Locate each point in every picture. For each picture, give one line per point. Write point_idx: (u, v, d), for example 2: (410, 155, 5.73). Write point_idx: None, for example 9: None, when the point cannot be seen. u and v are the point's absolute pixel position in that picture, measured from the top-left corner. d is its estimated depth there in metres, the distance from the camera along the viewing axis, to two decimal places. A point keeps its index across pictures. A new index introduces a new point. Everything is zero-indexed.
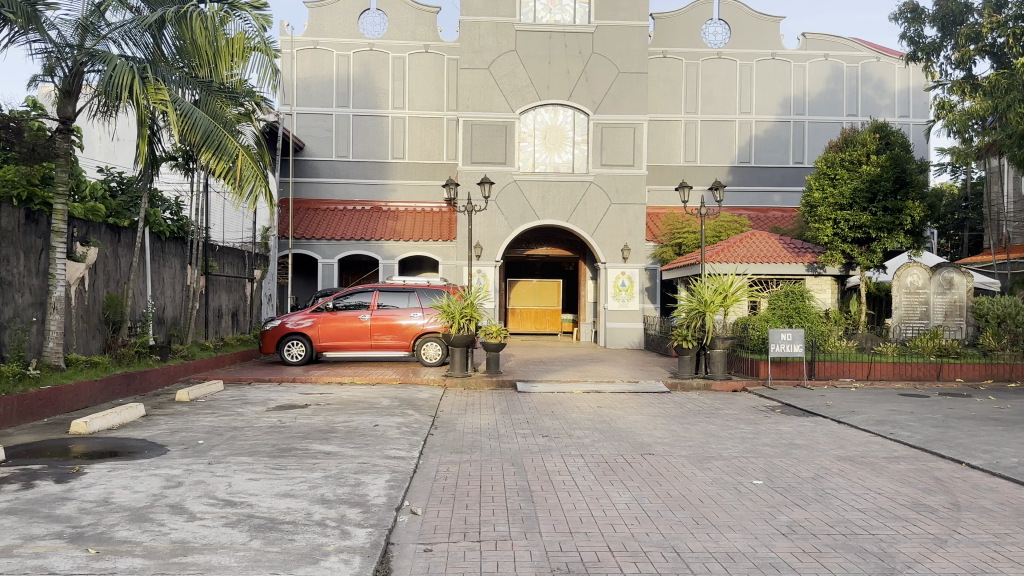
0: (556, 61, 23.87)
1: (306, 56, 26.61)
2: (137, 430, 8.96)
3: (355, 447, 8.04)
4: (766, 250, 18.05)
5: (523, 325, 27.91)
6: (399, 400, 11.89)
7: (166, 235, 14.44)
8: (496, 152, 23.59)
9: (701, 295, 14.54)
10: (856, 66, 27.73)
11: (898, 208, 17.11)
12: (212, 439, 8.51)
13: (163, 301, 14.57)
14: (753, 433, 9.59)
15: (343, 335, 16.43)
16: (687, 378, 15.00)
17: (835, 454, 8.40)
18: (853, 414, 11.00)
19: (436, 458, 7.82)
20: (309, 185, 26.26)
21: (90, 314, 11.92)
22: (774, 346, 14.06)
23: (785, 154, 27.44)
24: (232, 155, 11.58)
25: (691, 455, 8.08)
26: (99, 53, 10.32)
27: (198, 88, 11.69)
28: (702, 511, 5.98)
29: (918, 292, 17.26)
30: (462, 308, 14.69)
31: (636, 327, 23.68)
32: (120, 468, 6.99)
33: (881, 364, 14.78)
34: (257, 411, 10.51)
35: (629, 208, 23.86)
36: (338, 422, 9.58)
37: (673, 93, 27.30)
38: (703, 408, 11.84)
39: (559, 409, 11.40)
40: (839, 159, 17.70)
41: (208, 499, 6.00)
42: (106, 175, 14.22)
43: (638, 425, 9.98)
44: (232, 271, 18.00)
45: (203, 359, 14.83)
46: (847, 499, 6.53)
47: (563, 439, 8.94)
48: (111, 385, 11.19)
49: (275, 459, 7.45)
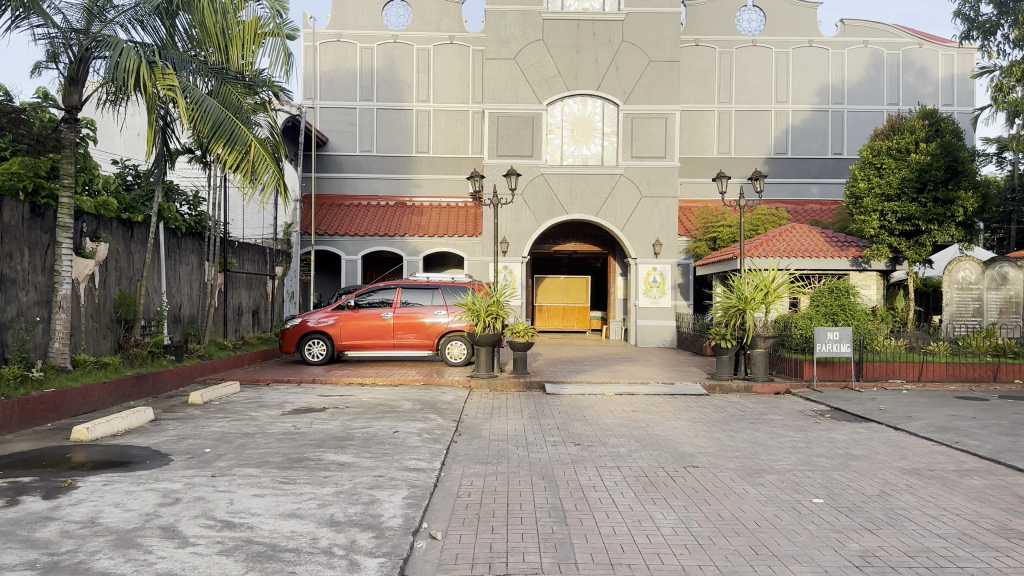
0: (584, 50, 23.13)
1: (329, 49, 26.09)
2: (142, 437, 8.41)
3: (372, 457, 7.41)
4: (809, 244, 17.21)
5: (551, 322, 27.19)
6: (421, 403, 11.26)
7: (183, 231, 13.99)
8: (523, 144, 22.92)
9: (741, 292, 13.78)
10: (897, 53, 26.59)
11: (949, 199, 15.96)
12: (220, 447, 7.92)
13: (180, 300, 14.10)
14: (805, 442, 8.81)
15: (365, 334, 15.86)
16: (726, 379, 14.23)
17: (899, 467, 7.60)
18: (910, 419, 10.16)
19: (459, 471, 7.17)
20: (332, 180, 25.72)
21: (101, 312, 11.47)
22: (820, 345, 13.31)
23: (823, 144, 26.45)
24: (245, 144, 11.07)
25: (740, 469, 7.34)
26: (105, 38, 9.76)
27: (210, 75, 11.23)
28: (761, 538, 5.26)
29: (971, 288, 16.18)
30: (487, 306, 14.08)
31: (669, 326, 22.83)
32: (115, 482, 6.41)
33: (933, 365, 13.87)
34: (271, 415, 9.92)
35: (660, 202, 23.05)
36: (355, 428, 8.96)
37: (706, 83, 26.41)
38: (747, 412, 11.05)
39: (591, 413, 10.71)
40: (886, 147, 16.83)
41: (205, 520, 5.40)
42: (121, 168, 13.76)
43: (677, 433, 9.25)
44: (252, 268, 17.50)
45: (222, 359, 14.33)
46: (923, 521, 5.76)
47: (598, 448, 8.23)
48: (121, 387, 10.72)
49: (284, 471, 6.83)
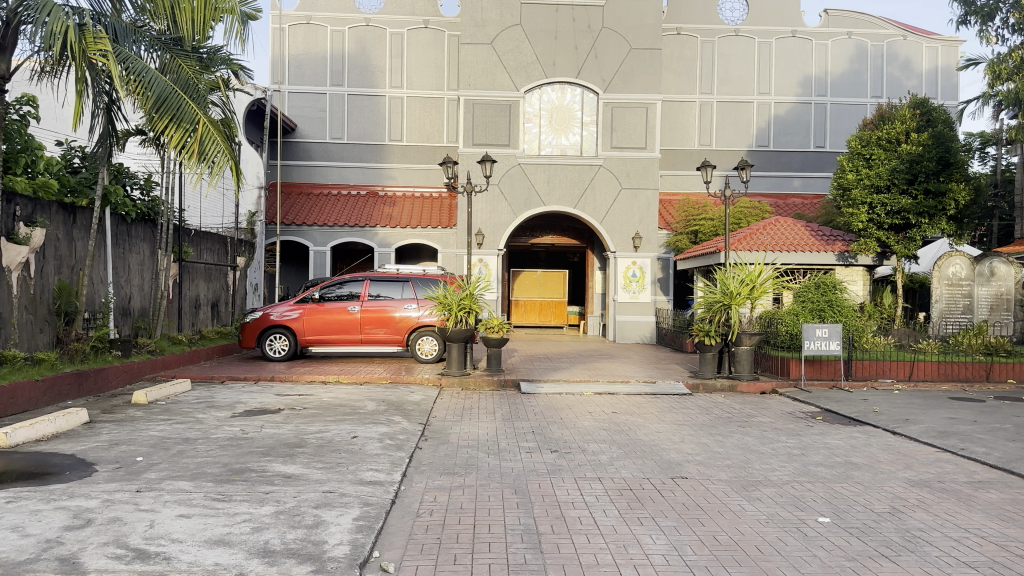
0: (563, 36, 22.36)
1: (299, 31, 25.10)
2: (69, 443, 7.51)
3: (323, 469, 6.60)
4: (793, 238, 16.57)
5: (527, 317, 26.44)
6: (386, 403, 10.47)
7: (133, 217, 13.06)
8: (500, 133, 22.15)
9: (727, 287, 13.08)
10: (881, 45, 26.11)
11: (941, 191, 15.56)
12: (153, 455, 7.05)
13: (129, 291, 13.18)
14: (800, 448, 8.13)
15: (331, 329, 15.01)
16: (708, 377, 13.56)
17: (905, 478, 6.94)
18: (908, 423, 9.52)
19: (422, 484, 6.39)
20: (300, 168, 24.72)
21: (37, 304, 10.49)
22: (809, 342, 12.69)
23: (806, 137, 25.92)
24: (192, 122, 10.15)
25: (732, 481, 6.61)
26: (33, 2, 8.68)
27: (158, 48, 10.57)
28: (767, 569, 4.54)
29: (960, 284, 15.58)
30: (460, 299, 13.33)
31: (647, 321, 22.22)
32: (22, 499, 5.54)
33: (924, 364, 13.31)
34: (219, 418, 9.05)
35: (640, 193, 22.36)
36: (309, 433, 8.14)
37: (688, 74, 25.76)
38: (734, 414, 10.35)
39: (568, 415, 9.97)
40: (875, 137, 16.33)
41: (115, 549, 4.57)
42: (66, 149, 12.55)
43: (662, 437, 8.54)
44: (211, 258, 16.57)
45: (174, 355, 13.41)
46: (946, 546, 5.07)
47: (576, 456, 7.48)
48: (57, 386, 9.81)
49: (222, 485, 6.01)
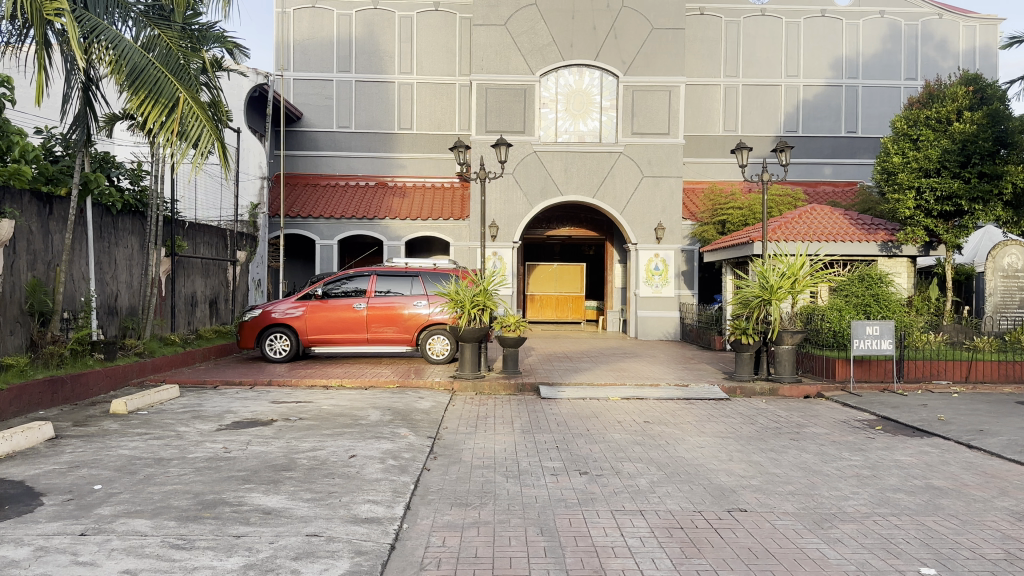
0: (580, 16, 21.19)
1: (303, 15, 24.04)
2: (22, 466, 6.47)
3: (312, 500, 5.53)
4: (830, 227, 15.36)
5: (544, 313, 25.31)
6: (392, 413, 9.39)
7: (118, 208, 12.03)
8: (515, 119, 21.04)
9: (766, 280, 11.89)
10: (915, 24, 24.74)
11: (997, 173, 14.27)
12: (115, 482, 6.01)
13: (115, 288, 12.21)
14: (869, 468, 6.98)
15: (335, 328, 13.96)
16: (745, 380, 12.35)
17: (1007, 508, 5.79)
18: (984, 434, 8.34)
19: (429, 520, 5.30)
20: (306, 159, 23.66)
21: (6, 304, 9.48)
22: (858, 342, 11.54)
23: (836, 122, 24.62)
24: (170, 97, 9.03)
25: (802, 515, 5.49)
26: None
27: (138, 21, 9.47)
28: None
29: (1016, 276, 14.52)
30: (473, 296, 12.24)
31: (672, 317, 21.09)
32: None
33: (983, 364, 12.08)
34: (202, 432, 8.02)
35: (662, 181, 21.17)
36: (300, 451, 7.06)
37: (712, 56, 24.55)
38: (782, 424, 9.20)
39: (596, 426, 8.90)
40: (923, 117, 15.28)
41: None
42: (47, 135, 11.35)
43: (705, 454, 7.42)
44: (208, 252, 15.58)
45: (165, 357, 12.42)
46: None
47: (610, 481, 6.37)
48: (25, 394, 8.79)
49: (187, 525, 4.95)
